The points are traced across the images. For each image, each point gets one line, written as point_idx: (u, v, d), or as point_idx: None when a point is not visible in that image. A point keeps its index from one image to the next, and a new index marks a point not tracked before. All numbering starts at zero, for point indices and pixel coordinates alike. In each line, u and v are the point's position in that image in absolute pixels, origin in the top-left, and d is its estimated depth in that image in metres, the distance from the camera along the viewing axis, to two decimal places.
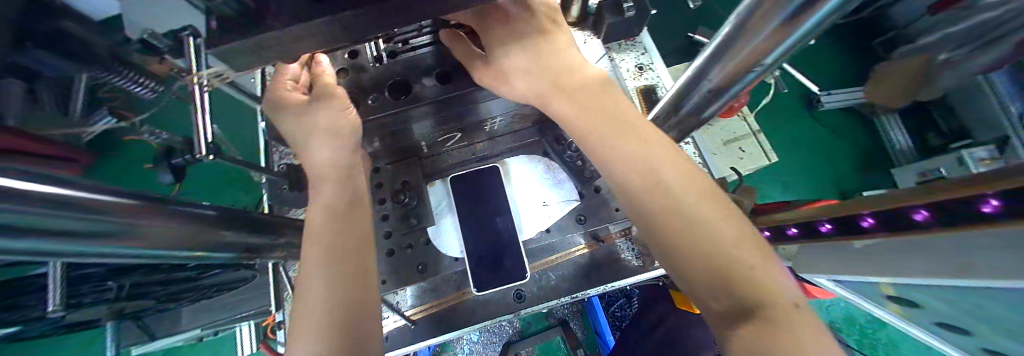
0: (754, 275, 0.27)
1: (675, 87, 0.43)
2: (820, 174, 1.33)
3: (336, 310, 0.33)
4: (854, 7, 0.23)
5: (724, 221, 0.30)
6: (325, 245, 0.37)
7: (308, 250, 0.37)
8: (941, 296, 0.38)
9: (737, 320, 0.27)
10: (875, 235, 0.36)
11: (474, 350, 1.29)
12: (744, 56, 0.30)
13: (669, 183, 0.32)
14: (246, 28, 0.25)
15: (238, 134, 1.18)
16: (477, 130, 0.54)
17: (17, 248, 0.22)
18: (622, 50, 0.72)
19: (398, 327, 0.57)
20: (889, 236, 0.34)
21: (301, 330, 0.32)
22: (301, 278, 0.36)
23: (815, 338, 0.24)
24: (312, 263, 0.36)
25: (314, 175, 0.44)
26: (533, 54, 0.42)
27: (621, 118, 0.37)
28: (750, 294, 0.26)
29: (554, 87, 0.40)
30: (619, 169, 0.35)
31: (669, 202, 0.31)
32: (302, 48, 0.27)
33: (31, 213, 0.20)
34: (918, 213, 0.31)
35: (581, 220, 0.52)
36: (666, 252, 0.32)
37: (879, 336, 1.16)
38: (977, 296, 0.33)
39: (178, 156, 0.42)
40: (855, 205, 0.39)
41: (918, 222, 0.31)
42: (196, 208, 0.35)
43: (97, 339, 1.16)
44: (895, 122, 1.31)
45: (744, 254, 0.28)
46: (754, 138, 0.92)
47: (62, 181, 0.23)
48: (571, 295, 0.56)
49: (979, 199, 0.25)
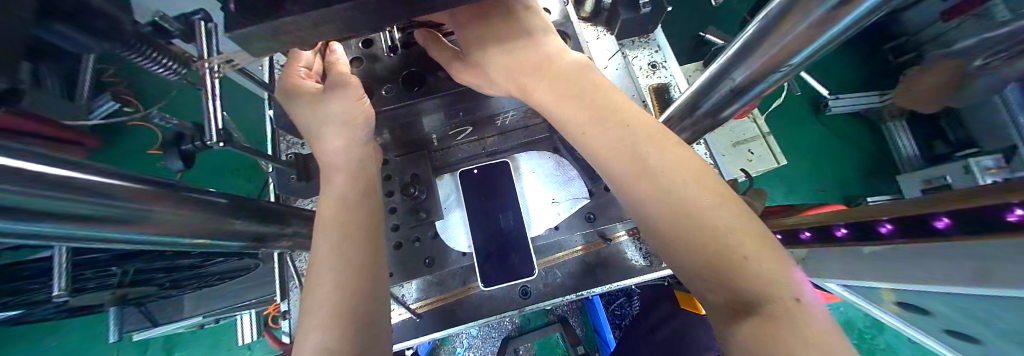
0: (751, 267, 0.25)
1: (694, 85, 0.43)
2: (826, 179, 1.32)
3: (344, 301, 0.33)
4: (894, 8, 0.22)
5: (720, 210, 0.28)
6: (338, 237, 0.37)
7: (320, 243, 0.37)
8: (954, 305, 0.37)
9: (740, 317, 0.25)
10: (890, 242, 0.35)
11: (473, 345, 1.29)
12: (772, 56, 0.30)
13: (657, 172, 0.31)
14: (265, 12, 0.24)
15: (244, 123, 1.17)
16: (488, 125, 0.53)
17: (28, 229, 0.21)
18: (635, 47, 0.71)
19: (403, 320, 0.57)
20: (904, 243, 0.33)
21: (313, 320, 0.32)
22: (313, 270, 0.36)
23: (817, 335, 0.22)
24: (325, 255, 0.36)
25: (327, 163, 0.44)
26: (508, 50, 0.41)
27: (604, 105, 0.36)
28: (749, 289, 0.25)
29: (537, 76, 0.39)
30: (612, 165, 0.34)
31: (659, 192, 0.30)
32: (321, 33, 0.27)
33: (36, 194, 0.19)
34: (938, 221, 0.30)
35: (591, 219, 0.51)
36: (666, 247, 0.31)
37: (877, 342, 1.15)
38: (994, 306, 0.32)
39: (189, 142, 0.42)
40: (873, 211, 0.38)
41: (938, 230, 0.30)
42: (207, 194, 0.35)
43: (99, 323, 1.17)
44: (902, 128, 1.29)
45: (743, 245, 0.26)
46: (763, 140, 0.91)
47: (73, 163, 0.23)
48: (577, 293, 0.56)
49: (1004, 208, 0.25)
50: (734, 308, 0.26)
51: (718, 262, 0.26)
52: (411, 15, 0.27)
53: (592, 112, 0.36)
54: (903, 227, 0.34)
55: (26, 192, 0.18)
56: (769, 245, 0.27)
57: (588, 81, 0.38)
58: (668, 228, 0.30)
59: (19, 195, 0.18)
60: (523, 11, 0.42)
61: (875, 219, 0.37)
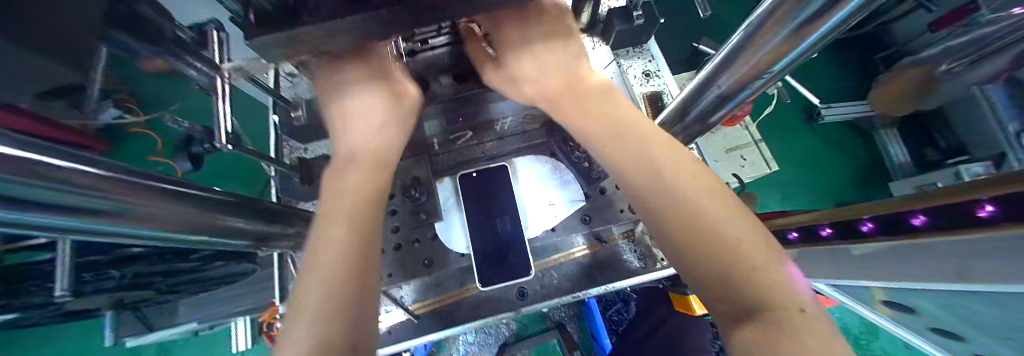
0: (762, 275, 0.27)
1: (683, 92, 0.45)
2: (818, 186, 1.35)
3: (343, 291, 0.32)
4: (853, 23, 0.25)
5: (734, 222, 0.30)
6: (344, 221, 0.36)
7: (327, 224, 0.35)
8: (937, 302, 0.39)
9: (747, 322, 0.27)
10: (874, 240, 0.37)
11: (469, 351, 1.29)
12: (753, 65, 0.32)
13: (677, 183, 0.33)
14: (283, 21, 0.26)
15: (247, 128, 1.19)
16: (487, 129, 0.56)
17: (51, 220, 0.22)
18: (629, 56, 0.74)
19: (401, 321, 0.58)
20: (885, 241, 0.35)
21: (305, 308, 0.30)
22: (313, 252, 0.34)
23: (823, 340, 0.24)
24: (329, 238, 0.34)
25: (353, 153, 0.41)
26: (541, 61, 0.45)
27: (625, 122, 0.39)
28: (760, 295, 0.26)
29: (565, 92, 0.43)
30: (630, 175, 0.37)
31: (679, 202, 0.32)
32: (333, 41, 0.29)
33: None
34: (916, 219, 0.32)
35: (587, 220, 0.53)
36: (677, 253, 0.32)
37: (872, 348, 1.16)
38: (972, 302, 0.34)
39: (198, 144, 0.44)
40: (853, 210, 0.40)
41: (916, 227, 0.32)
42: (216, 193, 0.36)
43: (91, 329, 1.15)
44: (895, 137, 1.33)
45: (755, 255, 0.28)
46: (755, 147, 0.94)
47: (90, 159, 0.24)
48: (573, 294, 0.57)
49: (975, 204, 0.27)
50: (738, 313, 0.27)
51: (726, 267, 0.28)
52: (415, 25, 0.29)
53: (601, 121, 0.40)
54: (884, 226, 0.36)
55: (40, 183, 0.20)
56: (773, 255, 0.28)
57: (608, 100, 0.42)
58: (682, 234, 0.31)
59: (40, 186, 0.20)
60: (558, 27, 0.46)
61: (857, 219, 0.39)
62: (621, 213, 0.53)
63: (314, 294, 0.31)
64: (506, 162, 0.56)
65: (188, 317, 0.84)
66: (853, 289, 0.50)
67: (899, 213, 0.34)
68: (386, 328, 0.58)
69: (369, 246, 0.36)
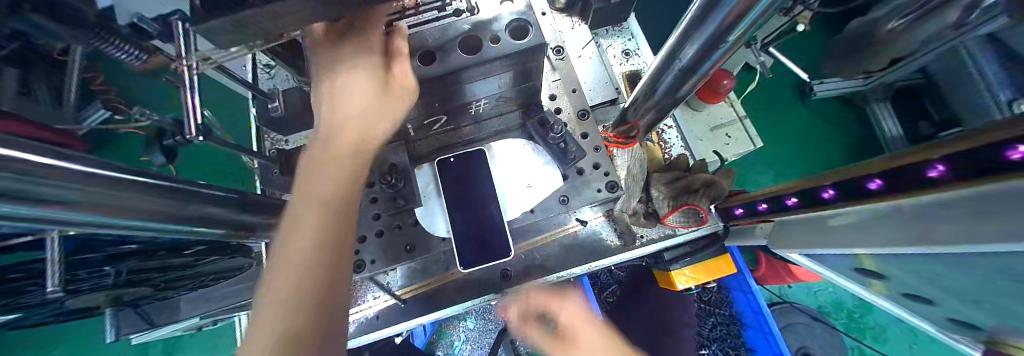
0: None
1: (655, 66, 0.44)
2: (809, 162, 1.35)
3: (297, 308, 0.27)
4: None
5: None
6: (313, 223, 0.32)
7: (295, 227, 0.32)
8: (910, 267, 0.39)
9: None
10: (834, 206, 0.39)
11: (470, 337, 1.32)
12: (710, 34, 0.32)
13: None
14: (226, 5, 0.26)
15: (230, 125, 1.18)
16: (462, 113, 0.54)
17: (14, 212, 0.23)
18: (609, 35, 0.73)
19: (389, 306, 0.59)
20: (845, 205, 0.37)
21: (259, 326, 0.27)
22: (274, 260, 0.30)
23: None
24: (292, 244, 0.30)
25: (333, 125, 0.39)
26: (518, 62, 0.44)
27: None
28: None
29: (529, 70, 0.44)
30: None
31: None
32: (281, 24, 0.29)
33: (38, 179, 0.22)
34: (873, 182, 0.33)
35: (565, 200, 0.53)
36: None
37: (865, 320, 1.21)
38: (938, 263, 0.34)
39: (170, 137, 0.44)
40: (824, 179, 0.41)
41: (871, 190, 0.34)
42: (194, 187, 0.36)
43: (97, 328, 1.18)
44: (886, 110, 1.31)
45: None
46: (739, 124, 0.94)
47: (62, 155, 0.24)
48: (556, 274, 0.59)
49: (929, 164, 0.27)
50: None
51: None
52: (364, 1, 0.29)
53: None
54: (847, 192, 0.37)
55: (20, 175, 0.20)
56: None
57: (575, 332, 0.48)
58: None
59: (23, 179, 0.21)
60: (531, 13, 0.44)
61: (823, 186, 0.40)
62: (599, 192, 0.53)
63: (275, 304, 0.28)
64: (483, 147, 0.56)
65: (190, 312, 0.79)
66: (835, 259, 0.50)
67: (858, 178, 0.35)
68: (375, 313, 0.59)
69: (340, 246, 0.32)
